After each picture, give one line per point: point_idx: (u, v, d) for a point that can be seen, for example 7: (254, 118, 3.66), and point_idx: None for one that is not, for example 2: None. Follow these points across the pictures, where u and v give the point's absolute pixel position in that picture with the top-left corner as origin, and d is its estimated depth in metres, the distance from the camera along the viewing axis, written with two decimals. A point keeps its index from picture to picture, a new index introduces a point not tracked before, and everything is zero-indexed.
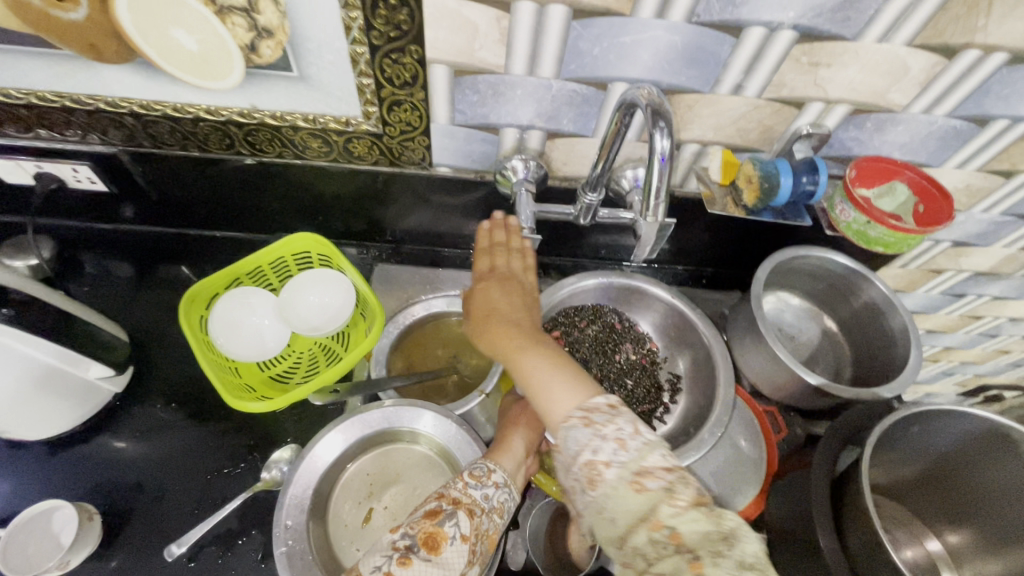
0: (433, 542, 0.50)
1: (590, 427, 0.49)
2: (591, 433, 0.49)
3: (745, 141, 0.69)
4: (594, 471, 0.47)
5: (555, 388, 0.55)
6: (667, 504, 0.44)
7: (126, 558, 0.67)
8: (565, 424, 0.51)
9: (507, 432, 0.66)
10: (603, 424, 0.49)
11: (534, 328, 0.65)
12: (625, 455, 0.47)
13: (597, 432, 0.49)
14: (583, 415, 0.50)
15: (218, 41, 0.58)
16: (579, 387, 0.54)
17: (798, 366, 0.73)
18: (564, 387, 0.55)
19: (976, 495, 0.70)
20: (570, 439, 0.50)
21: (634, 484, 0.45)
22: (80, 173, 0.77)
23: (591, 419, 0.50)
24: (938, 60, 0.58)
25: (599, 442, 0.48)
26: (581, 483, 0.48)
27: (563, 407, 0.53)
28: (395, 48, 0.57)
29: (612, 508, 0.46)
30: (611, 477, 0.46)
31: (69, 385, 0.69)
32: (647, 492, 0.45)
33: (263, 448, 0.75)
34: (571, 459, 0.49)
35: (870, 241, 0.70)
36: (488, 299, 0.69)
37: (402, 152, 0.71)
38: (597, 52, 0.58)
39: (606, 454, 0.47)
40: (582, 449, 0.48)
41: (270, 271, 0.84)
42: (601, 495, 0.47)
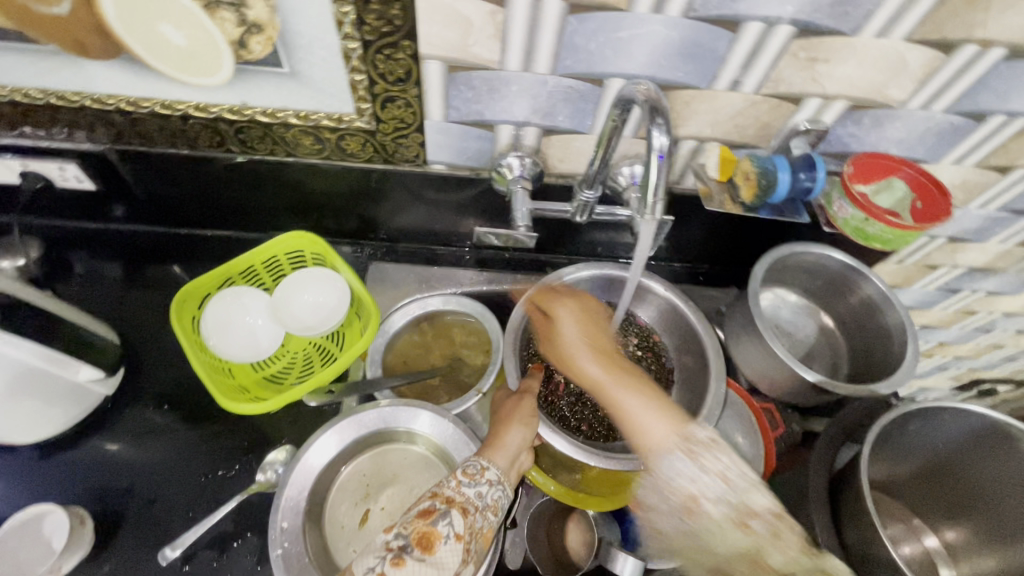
0: (427, 542, 0.49)
1: (693, 461, 0.58)
2: (696, 468, 0.58)
3: (742, 137, 0.68)
4: (697, 506, 0.57)
5: (647, 417, 0.61)
6: (775, 551, 0.53)
7: (119, 562, 0.66)
8: (668, 453, 0.59)
9: (500, 426, 0.63)
10: (704, 459, 0.58)
11: (609, 349, 0.69)
12: (731, 494, 0.56)
13: (700, 468, 0.58)
14: (685, 448, 0.59)
15: (207, 37, 0.57)
16: (672, 416, 0.62)
17: (794, 362, 0.72)
18: (655, 416, 0.61)
19: (972, 491, 0.71)
20: (672, 469, 0.59)
21: (739, 523, 0.55)
22: (67, 172, 0.75)
23: (694, 452, 0.59)
24: (937, 55, 0.58)
25: (704, 479, 0.57)
26: (675, 505, 0.60)
27: (657, 434, 0.60)
28: (388, 43, 0.56)
29: (711, 535, 0.57)
30: (719, 516, 0.56)
31: (58, 388, 0.68)
32: (753, 533, 0.54)
33: (258, 450, 0.74)
34: (675, 491, 0.59)
35: (869, 238, 0.70)
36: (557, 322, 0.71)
37: (396, 149, 0.70)
38: (594, 48, 0.57)
39: (710, 492, 0.56)
40: (685, 483, 0.58)
41: (262, 270, 0.83)
42: (697, 525, 0.58)
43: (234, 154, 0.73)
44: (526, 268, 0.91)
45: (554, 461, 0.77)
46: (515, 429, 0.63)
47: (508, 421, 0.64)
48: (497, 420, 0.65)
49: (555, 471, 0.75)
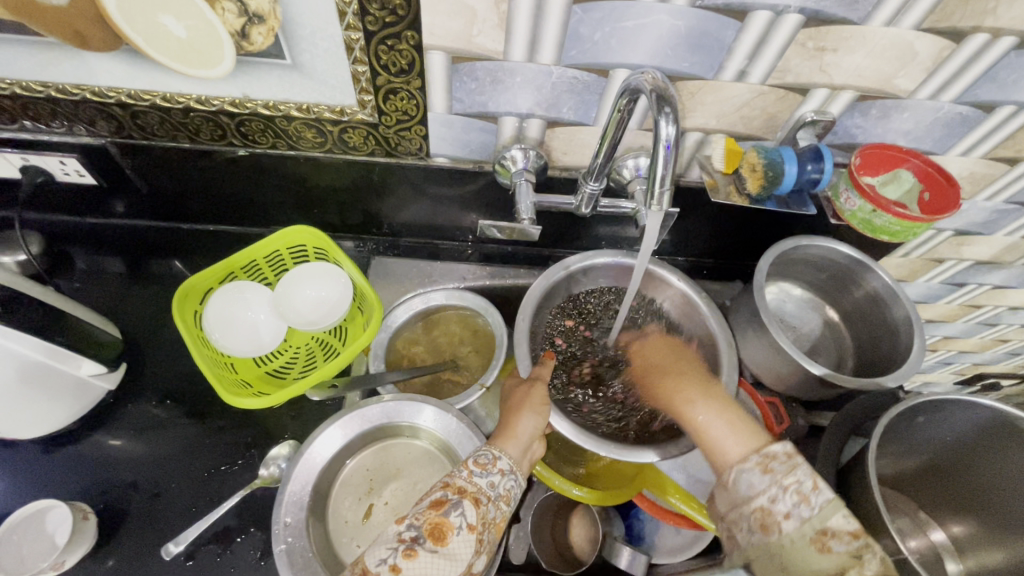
0: (439, 533, 0.49)
1: (769, 474, 0.51)
2: (770, 481, 0.50)
3: (748, 129, 0.68)
4: (770, 520, 0.49)
5: (723, 433, 0.57)
6: (858, 574, 0.44)
7: (122, 558, 0.66)
8: (740, 466, 0.53)
9: (512, 414, 0.63)
10: (784, 474, 0.50)
11: (702, 376, 0.67)
12: (809, 511, 0.48)
13: (777, 482, 0.50)
14: (762, 461, 0.52)
15: (208, 28, 0.57)
16: (749, 433, 0.56)
17: (801, 356, 0.72)
18: (732, 434, 0.56)
19: (980, 486, 0.71)
20: (744, 480, 0.52)
21: (818, 544, 0.46)
22: (68, 165, 0.75)
23: (770, 465, 0.51)
24: (947, 44, 0.57)
25: (779, 492, 0.49)
26: (750, 524, 0.50)
27: (731, 450, 0.55)
28: (391, 34, 0.56)
29: (788, 559, 0.47)
30: (791, 531, 0.48)
31: (60, 382, 0.68)
32: (833, 554, 0.46)
33: (261, 445, 0.74)
34: (743, 501, 0.51)
35: (876, 230, 0.69)
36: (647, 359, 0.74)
37: (398, 142, 0.70)
38: (599, 38, 0.57)
39: (786, 506, 0.49)
40: (758, 496, 0.50)
41: (265, 265, 0.83)
42: (775, 543, 0.48)
43: (236, 147, 0.73)
44: (529, 262, 0.91)
45: (558, 455, 0.76)
46: (527, 416, 0.62)
47: (519, 411, 0.63)
48: (506, 411, 0.65)
49: (559, 466, 0.74)
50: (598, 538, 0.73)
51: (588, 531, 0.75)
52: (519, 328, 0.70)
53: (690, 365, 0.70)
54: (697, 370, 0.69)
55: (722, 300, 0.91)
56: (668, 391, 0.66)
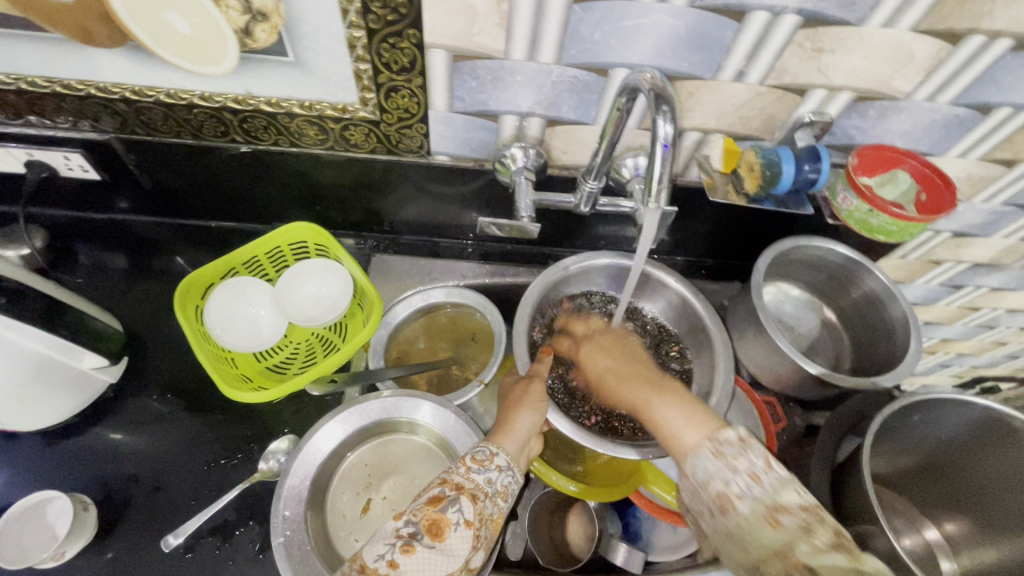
0: (437, 530, 0.49)
1: (721, 458, 0.51)
2: (723, 464, 0.51)
3: (747, 129, 0.68)
4: (725, 500, 0.49)
5: (679, 425, 0.56)
6: (806, 543, 0.45)
7: (122, 550, 0.66)
8: (696, 455, 0.53)
9: (511, 410, 0.63)
10: (735, 457, 0.51)
11: (646, 373, 0.65)
12: (760, 490, 0.49)
13: (728, 464, 0.51)
14: (715, 447, 0.52)
15: (212, 25, 0.57)
16: (700, 422, 0.55)
17: (798, 355, 0.72)
18: (687, 424, 0.56)
19: (974, 485, 0.71)
20: (700, 468, 0.52)
21: (769, 519, 0.47)
22: (73, 161, 0.75)
23: (722, 450, 0.52)
24: (944, 46, 0.58)
25: (730, 473, 0.50)
26: (711, 508, 0.50)
27: (689, 440, 0.55)
28: (392, 32, 0.56)
29: (744, 538, 0.47)
30: (745, 510, 0.48)
31: (63, 375, 0.68)
32: (783, 527, 0.46)
33: (261, 440, 0.74)
34: (700, 486, 0.52)
35: (873, 230, 0.69)
36: (593, 363, 0.70)
37: (399, 140, 0.70)
38: (598, 37, 0.57)
39: (739, 487, 0.49)
40: (713, 479, 0.51)
41: (266, 261, 0.83)
42: (732, 524, 0.49)
43: (239, 144, 0.73)
44: (529, 261, 0.91)
45: (557, 452, 0.77)
46: (524, 413, 0.63)
47: (519, 405, 0.63)
48: (506, 406, 0.65)
49: (557, 463, 0.75)
50: (596, 535, 0.73)
51: (584, 529, 0.75)
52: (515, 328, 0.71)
53: (631, 363, 0.67)
54: (640, 368, 0.66)
55: (720, 300, 0.91)
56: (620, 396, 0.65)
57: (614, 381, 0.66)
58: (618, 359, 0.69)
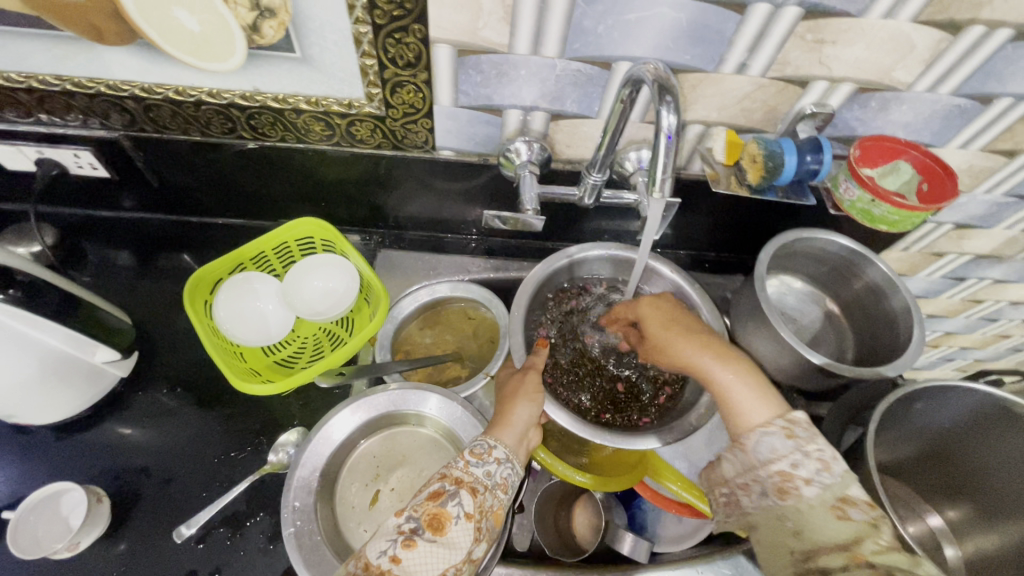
0: (438, 524, 0.50)
1: (791, 440, 0.52)
2: (793, 446, 0.52)
3: (749, 121, 0.69)
4: (789, 484, 0.50)
5: (749, 401, 0.57)
6: (872, 540, 0.46)
7: (134, 541, 0.67)
8: (761, 432, 0.54)
9: (508, 402, 0.64)
10: (806, 441, 0.52)
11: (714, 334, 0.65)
12: (829, 479, 0.50)
13: (799, 448, 0.51)
14: (786, 427, 0.53)
15: (221, 21, 0.58)
16: (770, 402, 0.57)
17: (801, 346, 0.73)
18: (757, 400, 0.57)
19: (978, 471, 0.71)
20: (765, 445, 0.53)
21: (836, 509, 0.48)
22: (82, 158, 0.76)
23: (793, 431, 0.52)
24: (944, 37, 0.58)
25: (800, 458, 0.51)
26: (766, 488, 0.52)
27: (755, 417, 0.56)
28: (398, 27, 0.57)
29: (803, 521, 0.49)
30: (812, 496, 0.49)
31: (75, 368, 0.69)
32: (851, 521, 0.47)
33: (270, 432, 0.75)
34: (761, 463, 0.53)
35: (875, 220, 0.69)
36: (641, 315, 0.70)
37: (405, 135, 0.71)
38: (601, 31, 0.58)
39: (808, 472, 0.50)
40: (777, 459, 0.52)
41: (273, 257, 0.84)
42: (790, 507, 0.50)
43: (246, 140, 0.74)
44: (534, 255, 0.92)
45: (562, 444, 0.77)
46: (521, 405, 0.63)
47: (513, 399, 0.64)
48: (501, 400, 0.65)
49: (561, 453, 0.75)
50: (602, 526, 0.73)
51: (590, 519, 0.75)
52: (511, 319, 0.72)
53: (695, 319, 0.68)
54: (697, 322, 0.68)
55: (723, 293, 0.92)
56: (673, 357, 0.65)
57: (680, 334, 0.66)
58: (671, 320, 0.68)
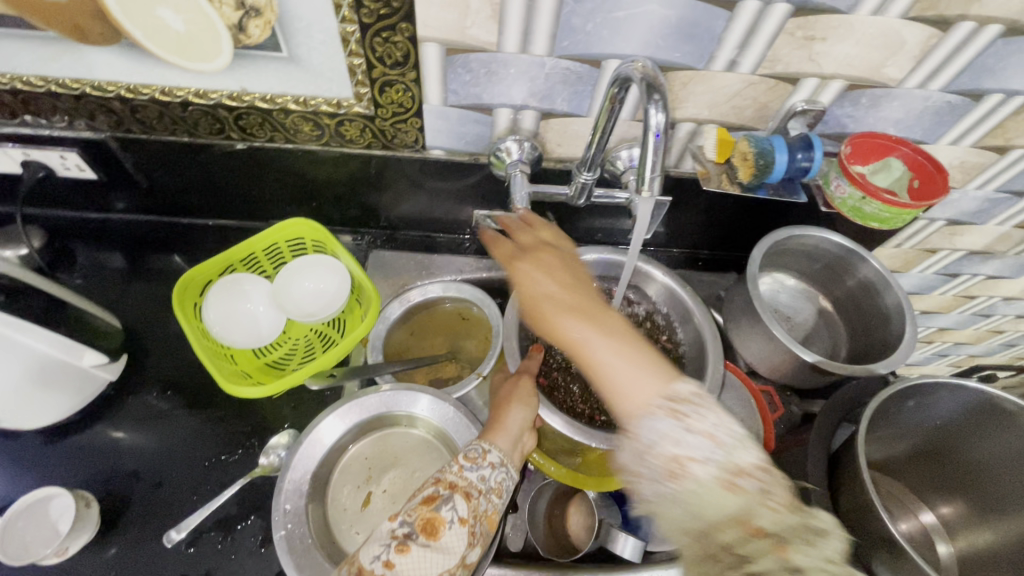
0: (431, 528, 0.50)
1: (676, 418, 0.50)
2: (679, 426, 0.50)
3: (740, 119, 0.68)
4: (679, 464, 0.48)
5: (634, 381, 0.54)
6: (766, 510, 0.44)
7: (125, 546, 0.67)
8: (651, 413, 0.52)
9: (502, 406, 0.64)
10: (692, 417, 0.50)
11: (588, 300, 0.61)
12: (720, 452, 0.47)
13: (686, 425, 0.50)
14: (671, 408, 0.51)
15: (206, 21, 0.57)
16: (660, 376, 0.54)
17: (794, 344, 0.73)
18: (643, 380, 0.54)
19: (970, 468, 0.71)
20: (651, 428, 0.51)
21: (726, 481, 0.46)
22: (69, 160, 0.75)
23: (678, 412, 0.51)
24: (934, 33, 0.58)
25: (687, 436, 0.49)
26: (658, 473, 0.49)
27: (646, 394, 0.53)
28: (385, 26, 0.57)
29: (696, 500, 0.46)
30: (700, 472, 0.47)
31: (62, 373, 0.68)
32: (743, 492, 0.45)
33: (261, 435, 0.75)
34: (649, 448, 0.50)
35: (866, 217, 0.69)
36: (532, 280, 0.63)
37: (395, 135, 0.71)
38: (590, 28, 0.57)
39: (694, 449, 0.48)
40: (665, 441, 0.49)
41: (264, 258, 0.83)
42: (683, 488, 0.47)
43: (234, 141, 0.73)
44: None
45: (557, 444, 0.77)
46: (515, 409, 0.64)
47: (507, 404, 0.64)
48: (494, 404, 0.65)
49: (556, 454, 0.76)
50: (595, 527, 0.72)
51: (585, 520, 0.74)
52: (505, 323, 0.72)
53: (578, 285, 0.63)
54: (577, 287, 0.63)
55: (716, 291, 0.92)
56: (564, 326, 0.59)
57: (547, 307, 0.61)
58: (569, 285, 0.62)
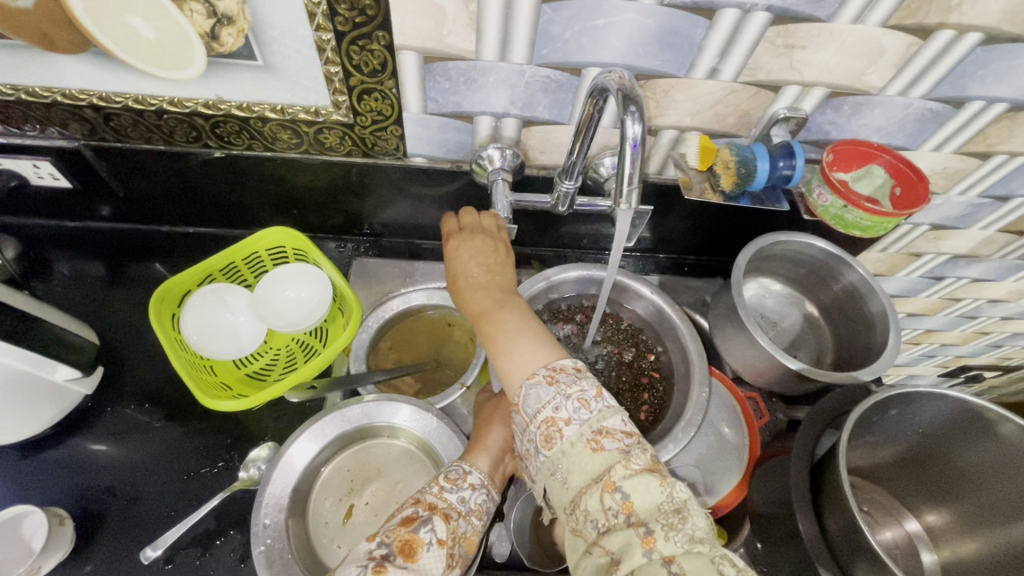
0: (410, 550, 0.49)
1: (554, 385, 0.50)
2: (555, 392, 0.50)
3: (722, 126, 0.68)
4: (553, 429, 0.49)
5: (522, 350, 0.55)
6: (622, 466, 0.46)
7: (101, 562, 0.66)
8: (529, 382, 0.51)
9: (484, 427, 0.65)
10: (568, 384, 0.50)
11: (508, 286, 0.63)
12: (587, 415, 0.48)
13: (561, 391, 0.50)
14: (548, 374, 0.51)
15: (178, 30, 0.56)
16: (545, 354, 0.54)
17: (779, 352, 0.73)
18: (531, 351, 0.55)
19: (955, 477, 0.71)
20: (532, 396, 0.51)
21: (592, 443, 0.47)
22: (42, 169, 0.74)
23: (556, 377, 0.51)
24: (914, 41, 0.58)
25: (561, 400, 0.49)
26: (536, 441, 0.49)
27: (528, 367, 0.53)
28: (361, 34, 0.56)
29: (567, 467, 0.47)
30: (571, 435, 0.48)
31: (33, 387, 0.67)
32: (605, 452, 0.47)
33: (241, 447, 0.74)
34: (530, 418, 0.50)
35: (848, 225, 0.69)
36: (455, 253, 0.64)
37: (375, 143, 0.70)
38: (569, 37, 0.57)
39: (568, 412, 0.49)
40: (543, 408, 0.50)
41: (244, 267, 0.82)
42: (557, 454, 0.48)
43: (212, 149, 0.72)
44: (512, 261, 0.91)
45: None
46: (497, 429, 0.64)
47: (490, 422, 0.65)
48: (479, 423, 0.67)
49: None
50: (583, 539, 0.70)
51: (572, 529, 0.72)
52: None
53: (503, 267, 0.64)
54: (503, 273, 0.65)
55: (702, 296, 0.92)
56: (478, 302, 0.61)
57: (466, 285, 0.63)
58: (489, 263, 0.64)
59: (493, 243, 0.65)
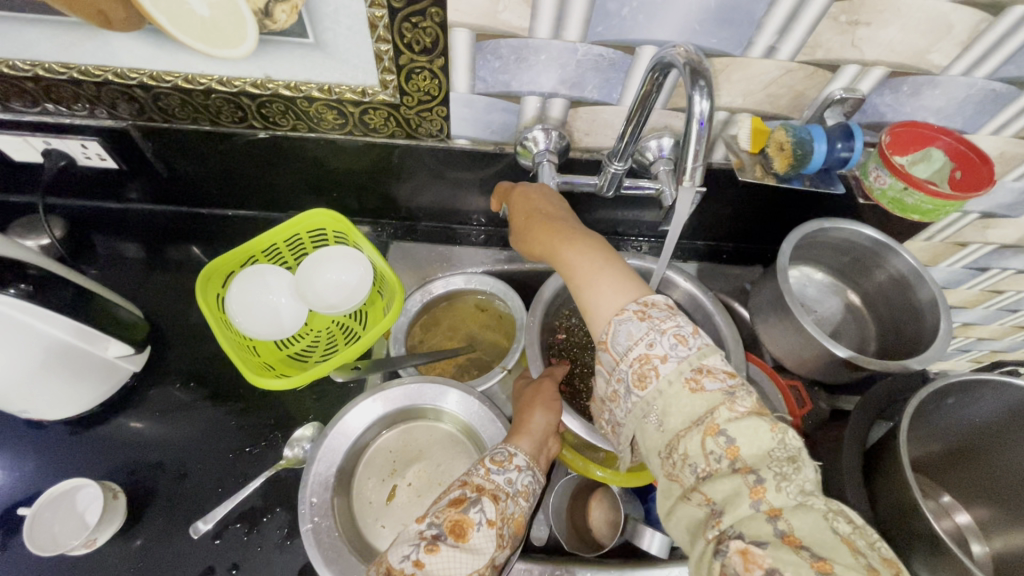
0: (460, 530, 0.49)
1: (647, 321, 0.48)
2: (647, 327, 0.48)
3: (774, 108, 0.67)
4: (648, 367, 0.47)
5: (607, 288, 0.52)
6: (726, 408, 0.43)
7: (151, 537, 0.67)
8: (619, 318, 0.49)
9: (524, 412, 0.64)
10: (662, 319, 0.48)
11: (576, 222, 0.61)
12: (685, 352, 0.46)
13: (655, 326, 0.48)
14: (639, 309, 0.49)
15: (230, 6, 0.56)
16: (629, 287, 0.52)
17: (826, 339, 0.71)
18: (618, 288, 0.52)
19: (1010, 471, 0.69)
20: (622, 332, 0.49)
21: (692, 383, 0.45)
22: (90, 149, 0.75)
23: (648, 313, 0.49)
24: (984, 18, 0.56)
25: (656, 336, 0.47)
26: (629, 381, 0.48)
27: (617, 302, 0.51)
28: (415, 11, 0.55)
29: (664, 408, 0.46)
30: (668, 373, 0.46)
31: (87, 363, 0.68)
32: (706, 393, 0.45)
33: (285, 428, 0.74)
34: (621, 356, 0.48)
35: (906, 209, 0.67)
36: (518, 205, 0.64)
37: (419, 123, 0.70)
38: (626, 13, 0.56)
39: (664, 349, 0.47)
40: (635, 344, 0.47)
41: (285, 249, 0.83)
42: (653, 393, 0.46)
43: (256, 129, 0.72)
44: None
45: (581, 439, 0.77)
46: (538, 413, 0.64)
47: (530, 406, 0.65)
48: (518, 408, 0.66)
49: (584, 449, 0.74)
50: (621, 525, 0.70)
51: (609, 516, 0.73)
52: (528, 326, 0.73)
53: (565, 208, 0.63)
54: (565, 214, 0.62)
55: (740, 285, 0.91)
56: (547, 239, 0.59)
57: (533, 224, 0.61)
58: (551, 206, 0.63)
59: (551, 192, 0.65)
